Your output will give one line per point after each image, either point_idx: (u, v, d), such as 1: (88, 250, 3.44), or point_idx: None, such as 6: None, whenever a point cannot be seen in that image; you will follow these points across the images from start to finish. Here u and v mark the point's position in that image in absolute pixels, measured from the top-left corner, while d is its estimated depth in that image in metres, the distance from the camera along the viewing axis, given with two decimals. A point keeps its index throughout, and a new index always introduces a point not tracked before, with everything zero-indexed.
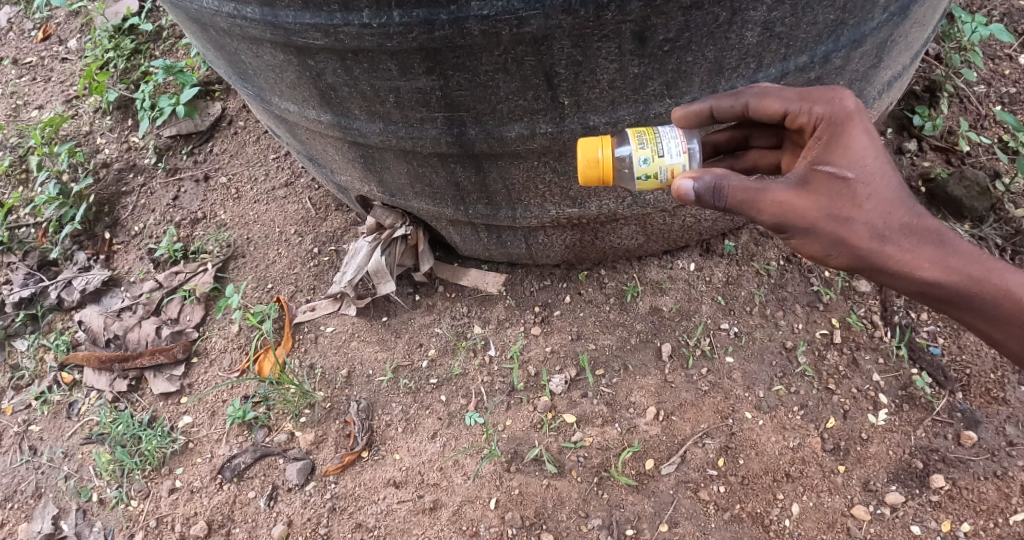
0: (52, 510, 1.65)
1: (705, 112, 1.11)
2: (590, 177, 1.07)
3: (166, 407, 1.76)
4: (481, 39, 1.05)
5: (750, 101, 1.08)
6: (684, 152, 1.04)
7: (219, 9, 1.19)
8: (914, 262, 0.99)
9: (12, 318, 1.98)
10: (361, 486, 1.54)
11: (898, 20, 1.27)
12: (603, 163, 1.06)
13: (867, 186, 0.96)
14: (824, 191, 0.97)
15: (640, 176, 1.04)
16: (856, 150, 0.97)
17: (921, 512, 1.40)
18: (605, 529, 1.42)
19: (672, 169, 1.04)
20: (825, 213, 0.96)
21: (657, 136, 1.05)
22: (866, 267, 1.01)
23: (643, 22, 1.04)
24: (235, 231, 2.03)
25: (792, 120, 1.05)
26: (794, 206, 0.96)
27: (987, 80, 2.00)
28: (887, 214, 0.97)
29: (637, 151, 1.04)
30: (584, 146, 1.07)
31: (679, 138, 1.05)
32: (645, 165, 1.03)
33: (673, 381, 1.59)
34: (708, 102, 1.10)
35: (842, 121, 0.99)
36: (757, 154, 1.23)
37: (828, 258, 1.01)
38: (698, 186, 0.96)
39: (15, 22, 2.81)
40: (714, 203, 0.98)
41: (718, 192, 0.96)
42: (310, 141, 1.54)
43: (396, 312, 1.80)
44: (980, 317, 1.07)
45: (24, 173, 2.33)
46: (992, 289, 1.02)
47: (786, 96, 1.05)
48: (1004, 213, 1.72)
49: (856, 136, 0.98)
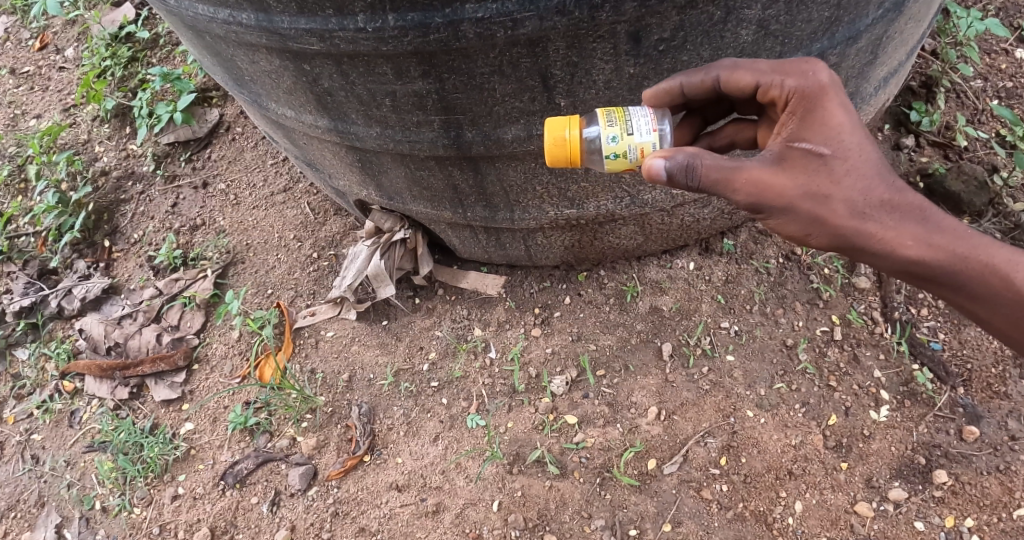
0: (56, 518, 1.66)
1: (676, 90, 1.10)
2: (557, 158, 1.05)
3: (168, 414, 1.76)
4: (476, 41, 1.05)
5: (721, 75, 1.07)
6: (653, 130, 1.02)
7: (214, 15, 1.19)
8: (896, 240, 0.97)
9: (12, 327, 1.98)
10: (364, 491, 1.54)
11: (893, 16, 1.27)
12: (570, 143, 1.04)
13: (845, 162, 0.95)
14: (801, 169, 0.95)
15: (608, 154, 1.02)
16: (832, 125, 0.96)
17: (924, 508, 1.40)
18: (608, 529, 1.42)
19: (642, 148, 1.02)
20: (803, 191, 0.95)
21: (627, 114, 1.03)
22: (847, 246, 1.00)
23: (637, 22, 1.04)
24: (235, 237, 2.03)
25: (764, 94, 1.03)
26: (770, 184, 0.95)
27: (983, 75, 2.00)
28: (866, 191, 0.96)
29: (605, 129, 1.02)
30: (552, 125, 1.05)
31: (650, 116, 1.03)
32: (614, 143, 1.01)
33: (674, 380, 1.59)
34: (678, 79, 1.09)
35: (817, 94, 0.98)
36: (734, 130, 1.22)
37: (808, 238, 1.00)
38: (670, 165, 0.94)
39: (11, 31, 2.82)
40: (687, 182, 0.96)
41: (691, 171, 0.94)
42: (308, 146, 1.54)
43: (396, 316, 1.80)
44: (966, 294, 1.05)
45: (23, 182, 2.33)
46: (977, 266, 1.01)
47: (758, 69, 1.03)
48: (1003, 208, 1.72)
49: (832, 110, 0.96)
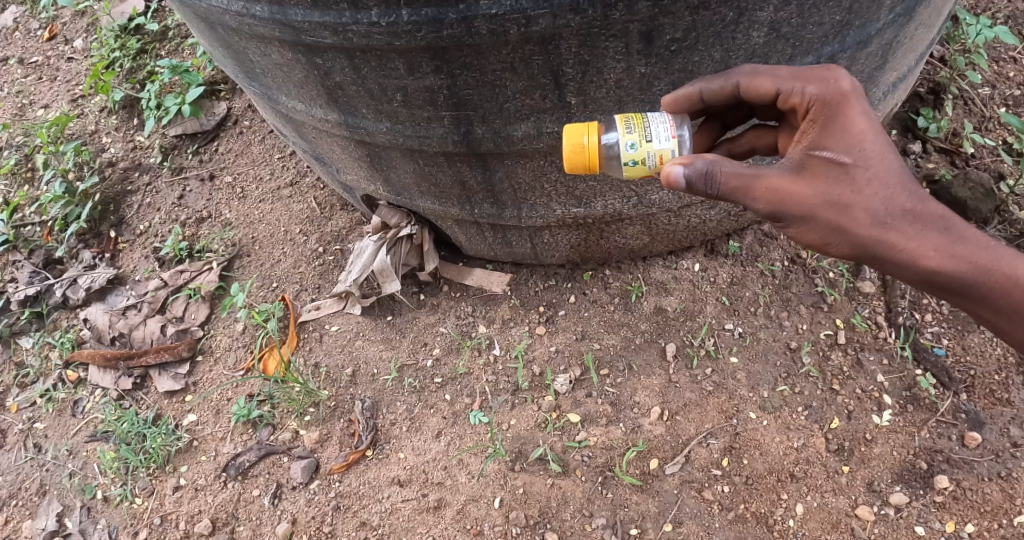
0: (57, 507, 1.66)
1: (695, 96, 1.12)
2: (575, 165, 1.06)
3: (171, 405, 1.76)
4: (490, 38, 1.05)
5: (741, 81, 1.08)
6: (672, 137, 1.02)
7: (228, 7, 1.19)
8: (919, 251, 0.97)
9: (17, 316, 1.99)
10: (366, 485, 1.55)
11: (903, 21, 1.27)
12: (588, 150, 1.04)
13: (866, 170, 0.95)
14: (821, 176, 0.96)
15: (628, 162, 1.02)
16: (853, 132, 0.96)
17: (925, 512, 1.40)
18: (609, 528, 1.42)
19: (661, 154, 1.02)
20: (823, 199, 0.95)
21: (645, 121, 1.03)
22: (867, 255, 0.99)
23: (650, 21, 1.05)
24: (241, 230, 2.03)
25: (784, 101, 1.04)
26: (789, 192, 0.95)
27: (991, 82, 2.00)
28: (889, 200, 0.95)
29: (624, 136, 1.02)
30: (571, 132, 1.06)
31: (669, 122, 1.03)
32: (633, 151, 1.01)
33: (677, 381, 1.60)
34: (697, 86, 1.11)
35: (838, 101, 0.97)
36: (754, 136, 1.23)
37: (829, 247, 1.00)
38: (689, 171, 0.95)
39: (21, 21, 2.83)
40: (706, 190, 0.97)
41: (710, 178, 0.96)
42: (317, 140, 1.54)
43: (401, 312, 1.80)
44: (992, 309, 1.04)
45: (30, 171, 2.33)
46: (1004, 280, 0.99)
47: (779, 75, 1.04)
48: (1010, 215, 1.74)
49: (854, 118, 0.96)
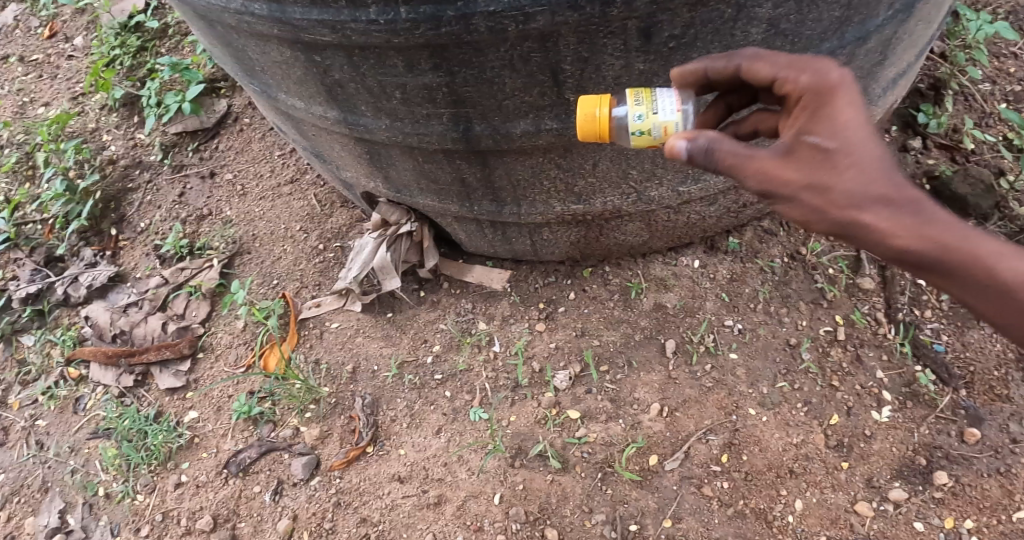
0: (59, 504, 1.67)
1: (700, 74, 1.08)
2: (586, 135, 1.06)
3: (172, 402, 1.77)
4: (488, 35, 1.06)
5: (742, 63, 1.03)
6: (679, 110, 1.01)
7: (226, 5, 1.20)
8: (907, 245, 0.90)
9: (18, 314, 2.00)
10: (366, 481, 1.55)
11: (903, 17, 1.27)
12: (599, 121, 1.04)
13: (854, 157, 0.88)
14: (806, 162, 0.90)
15: (634, 132, 1.02)
16: (842, 118, 0.89)
17: (924, 508, 1.40)
18: (608, 524, 1.43)
19: (665, 126, 1.01)
20: (805, 184, 0.90)
21: (654, 94, 1.03)
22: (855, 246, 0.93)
23: (649, 18, 1.05)
24: (241, 228, 2.04)
25: (781, 85, 0.98)
26: (770, 175, 0.91)
27: (992, 78, 1.99)
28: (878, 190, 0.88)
29: (632, 108, 1.02)
30: (582, 103, 1.05)
31: (676, 97, 1.02)
32: (639, 121, 1.01)
33: (677, 377, 1.60)
34: (702, 64, 1.08)
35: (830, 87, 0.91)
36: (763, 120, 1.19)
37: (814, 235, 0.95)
38: (691, 145, 0.94)
39: (21, 19, 2.83)
40: (704, 164, 0.95)
41: (705, 151, 0.93)
42: (317, 138, 1.54)
43: (401, 308, 1.80)
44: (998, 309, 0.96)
45: (30, 169, 2.34)
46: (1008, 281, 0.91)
47: (777, 58, 0.99)
48: (1009, 212, 1.73)
49: (842, 106, 0.90)
